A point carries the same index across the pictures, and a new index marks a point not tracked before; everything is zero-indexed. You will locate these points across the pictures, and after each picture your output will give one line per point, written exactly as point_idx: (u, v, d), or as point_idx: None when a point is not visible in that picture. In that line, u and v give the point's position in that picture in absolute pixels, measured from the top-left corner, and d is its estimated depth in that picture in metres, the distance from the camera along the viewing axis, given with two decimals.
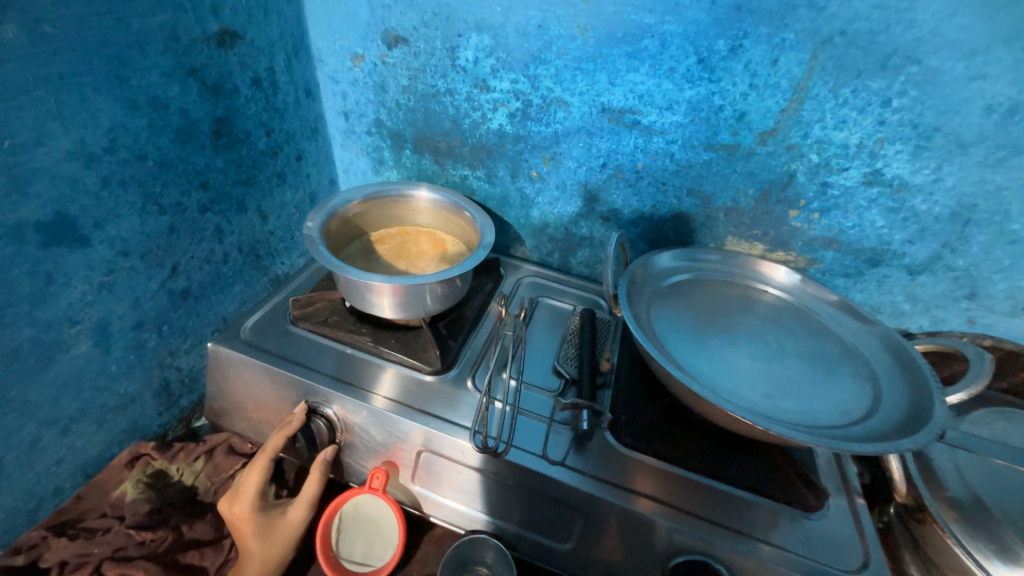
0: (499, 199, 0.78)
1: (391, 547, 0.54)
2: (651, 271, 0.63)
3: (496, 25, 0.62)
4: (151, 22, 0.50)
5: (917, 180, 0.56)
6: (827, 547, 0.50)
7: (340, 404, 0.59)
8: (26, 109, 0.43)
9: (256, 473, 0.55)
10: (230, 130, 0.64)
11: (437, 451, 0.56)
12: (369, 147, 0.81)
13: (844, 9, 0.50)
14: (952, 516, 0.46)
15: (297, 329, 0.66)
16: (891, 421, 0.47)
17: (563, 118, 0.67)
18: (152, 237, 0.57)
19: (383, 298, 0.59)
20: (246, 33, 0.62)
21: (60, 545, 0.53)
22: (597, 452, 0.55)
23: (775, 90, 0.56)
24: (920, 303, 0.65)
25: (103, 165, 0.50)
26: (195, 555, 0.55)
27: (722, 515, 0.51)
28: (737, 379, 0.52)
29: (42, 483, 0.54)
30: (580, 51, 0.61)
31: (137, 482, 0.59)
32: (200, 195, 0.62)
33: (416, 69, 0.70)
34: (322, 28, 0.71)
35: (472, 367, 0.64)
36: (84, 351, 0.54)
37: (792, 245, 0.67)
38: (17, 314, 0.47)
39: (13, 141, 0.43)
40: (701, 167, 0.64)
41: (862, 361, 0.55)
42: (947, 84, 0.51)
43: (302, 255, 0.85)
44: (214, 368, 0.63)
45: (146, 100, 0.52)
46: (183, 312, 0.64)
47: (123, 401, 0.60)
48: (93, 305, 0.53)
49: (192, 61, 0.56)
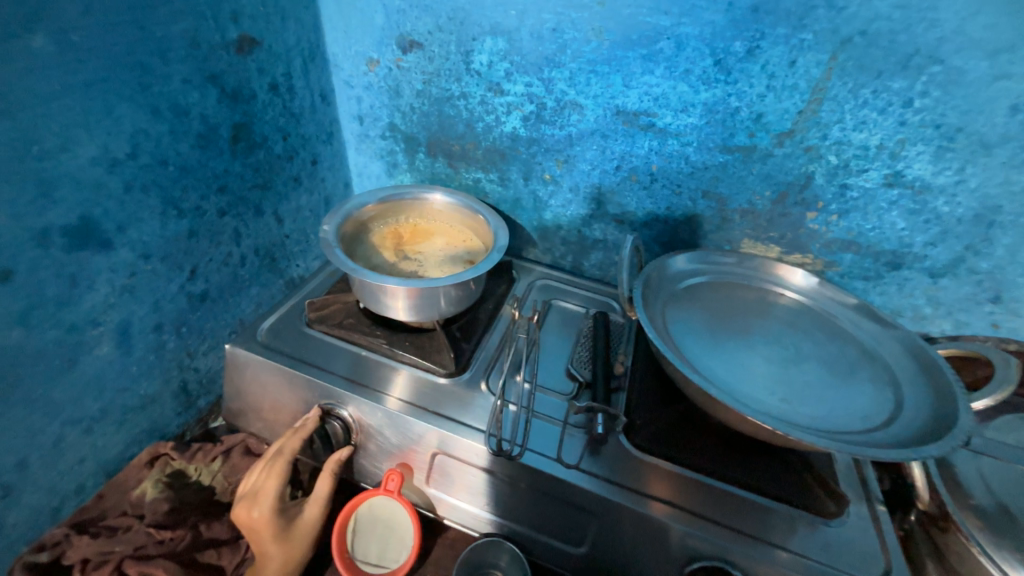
0: (512, 202, 0.78)
1: (407, 549, 0.54)
2: (666, 273, 0.62)
3: (510, 29, 0.63)
4: (173, 30, 0.51)
5: (939, 182, 0.55)
6: (847, 555, 0.49)
7: (355, 406, 0.59)
8: (54, 116, 0.44)
9: (275, 478, 0.55)
10: (249, 135, 0.64)
11: (451, 453, 0.56)
12: (383, 151, 0.82)
13: (864, 9, 0.50)
14: (977, 525, 0.45)
15: (313, 331, 0.67)
16: (913, 427, 0.46)
17: (577, 121, 0.66)
18: (172, 240, 0.58)
19: (398, 300, 0.59)
20: (265, 39, 0.63)
21: (83, 543, 0.53)
22: (611, 457, 0.55)
23: (793, 91, 0.56)
24: (942, 306, 0.63)
25: (126, 170, 0.51)
26: (213, 554, 0.55)
27: (739, 521, 0.51)
28: (754, 383, 0.52)
29: (65, 481, 0.55)
30: (595, 54, 0.61)
31: (157, 482, 0.60)
32: (218, 199, 0.63)
33: (430, 73, 0.70)
34: (337, 33, 0.72)
35: (486, 370, 0.64)
36: (106, 352, 0.55)
37: (810, 248, 0.66)
38: (44, 316, 0.48)
39: (40, 147, 0.44)
40: (716, 168, 0.64)
41: (882, 366, 0.54)
42: (971, 83, 0.50)
43: (316, 258, 0.85)
44: (231, 369, 0.64)
45: (168, 106, 0.53)
46: (201, 313, 0.65)
47: (143, 401, 0.61)
48: (115, 307, 0.54)
49: (212, 67, 0.57)
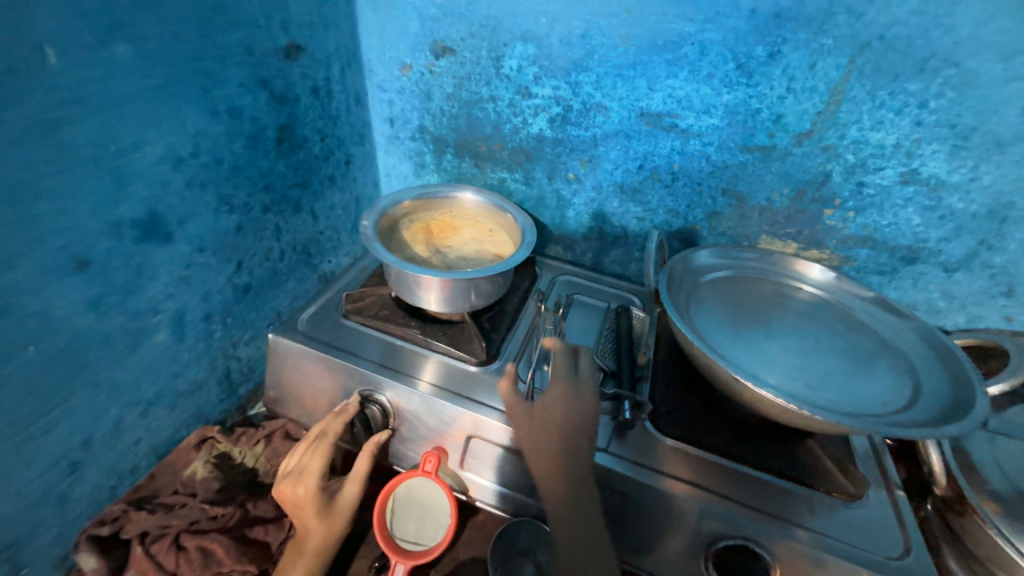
0: (536, 200, 0.81)
1: (443, 529, 0.56)
2: (689, 267, 0.65)
3: (541, 35, 0.66)
4: (232, 37, 0.55)
5: (954, 179, 0.58)
6: (867, 534, 0.51)
7: (392, 392, 0.62)
8: (131, 117, 0.47)
9: (319, 457, 0.57)
10: (292, 136, 0.68)
11: (485, 437, 0.59)
12: (412, 152, 0.85)
13: (881, 16, 0.52)
14: (994, 508, 0.47)
15: (349, 322, 0.70)
16: (931, 410, 0.48)
17: (602, 122, 0.70)
18: (223, 234, 0.62)
19: (434, 292, 0.62)
20: (309, 46, 0.67)
21: (141, 518, 0.56)
22: (637, 441, 0.58)
23: (812, 93, 0.58)
24: (956, 300, 0.66)
25: (187, 168, 0.54)
26: (261, 530, 0.58)
27: (759, 500, 0.53)
28: (777, 370, 0.54)
29: (123, 460, 0.58)
30: (621, 58, 0.64)
31: (206, 462, 0.63)
32: (263, 196, 0.66)
33: (461, 77, 0.74)
34: (373, 40, 0.76)
35: (515, 359, 0.67)
36: (163, 339, 0.58)
37: (826, 244, 0.68)
38: (113, 303, 0.51)
39: (118, 146, 0.47)
40: (736, 167, 0.66)
41: (900, 355, 0.56)
42: (985, 85, 0.52)
43: (346, 255, 0.89)
44: (273, 357, 0.67)
45: (225, 108, 0.57)
46: (244, 305, 0.69)
47: (192, 387, 0.64)
48: (173, 296, 0.58)
49: (263, 72, 0.61)
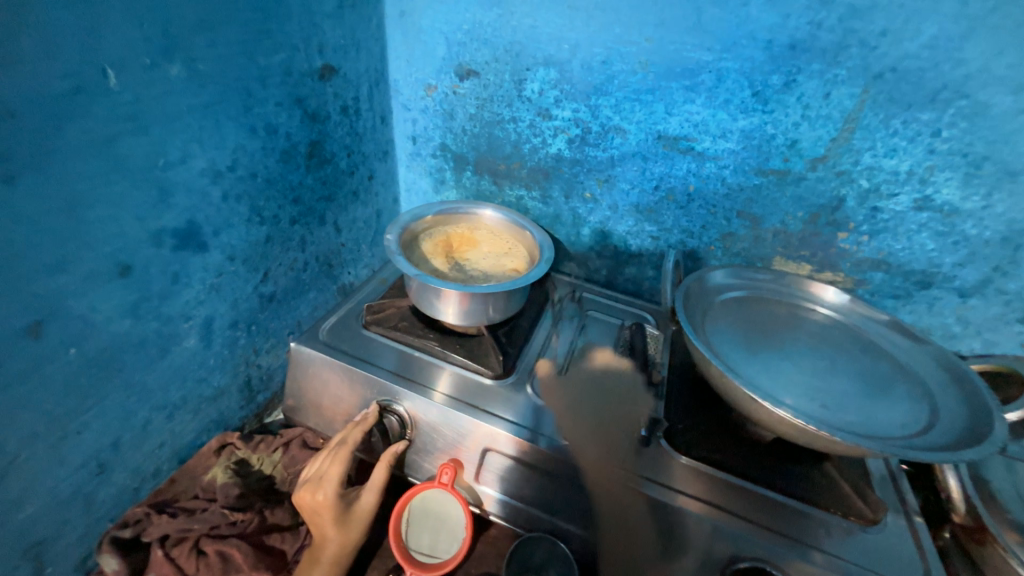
0: (552, 218, 0.83)
1: (458, 542, 0.57)
2: (704, 286, 0.67)
3: (562, 61, 0.69)
4: (272, 59, 0.58)
5: (967, 206, 0.59)
6: (886, 560, 0.51)
7: (410, 402, 0.63)
8: (179, 132, 0.50)
9: (338, 464, 0.58)
10: (321, 151, 0.71)
11: (501, 450, 0.59)
12: (432, 168, 0.88)
13: (894, 49, 0.54)
14: (1016, 539, 0.47)
15: (368, 333, 0.72)
16: (949, 433, 0.48)
17: (620, 144, 0.72)
18: (253, 244, 0.64)
19: (454, 305, 0.64)
20: (341, 67, 0.70)
21: (162, 521, 0.57)
22: (652, 458, 0.58)
23: (827, 120, 0.60)
24: (971, 326, 0.66)
25: (225, 181, 0.57)
26: (277, 537, 0.59)
27: (775, 522, 0.53)
28: (793, 390, 0.55)
29: (147, 463, 0.60)
30: (640, 84, 0.66)
31: (226, 468, 0.64)
32: (292, 209, 0.69)
33: (483, 99, 0.76)
34: (400, 62, 0.79)
35: (530, 374, 0.68)
36: (192, 344, 0.60)
37: (840, 266, 0.69)
38: (150, 308, 0.53)
39: (165, 159, 0.50)
40: (751, 190, 0.68)
41: (916, 379, 0.57)
42: (997, 116, 0.54)
43: (365, 266, 0.91)
44: (294, 366, 0.69)
45: (262, 125, 0.59)
46: (268, 313, 0.70)
47: (215, 392, 0.66)
48: (204, 303, 0.59)
49: (299, 92, 0.64)
